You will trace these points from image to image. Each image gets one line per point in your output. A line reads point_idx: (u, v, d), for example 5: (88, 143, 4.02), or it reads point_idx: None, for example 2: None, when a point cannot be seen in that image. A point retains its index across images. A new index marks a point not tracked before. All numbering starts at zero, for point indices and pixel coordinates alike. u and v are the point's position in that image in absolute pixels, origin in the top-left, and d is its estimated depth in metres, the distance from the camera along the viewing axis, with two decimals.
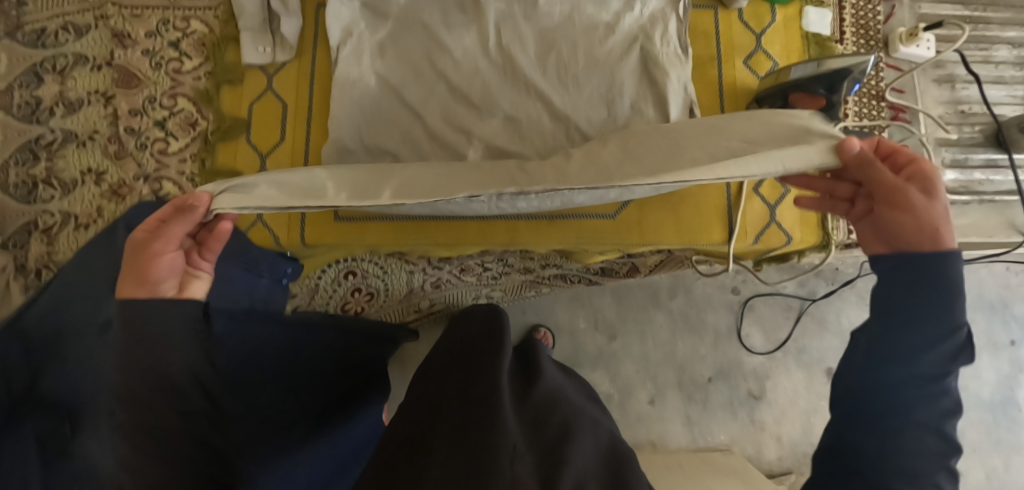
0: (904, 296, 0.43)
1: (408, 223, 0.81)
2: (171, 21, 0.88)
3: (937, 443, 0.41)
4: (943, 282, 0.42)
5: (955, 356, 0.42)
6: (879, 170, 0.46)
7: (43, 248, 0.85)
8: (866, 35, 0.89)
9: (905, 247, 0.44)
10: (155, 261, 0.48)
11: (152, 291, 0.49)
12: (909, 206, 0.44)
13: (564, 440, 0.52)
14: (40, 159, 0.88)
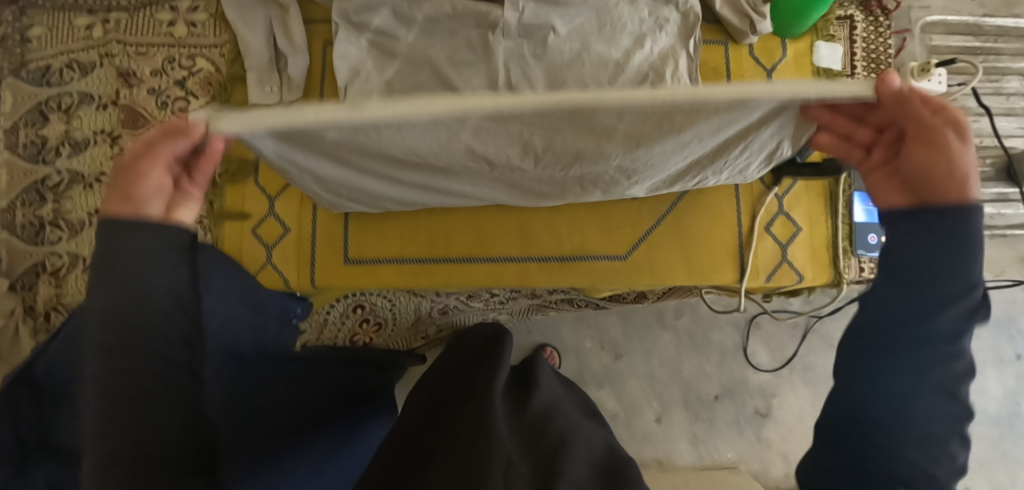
0: (910, 245, 0.35)
1: (418, 266, 0.80)
2: (177, 59, 0.88)
3: (949, 408, 0.35)
4: (964, 230, 0.34)
5: (973, 315, 0.34)
6: (916, 106, 0.36)
7: (51, 290, 0.86)
8: (878, 68, 0.88)
9: (929, 200, 0.35)
10: (140, 177, 0.36)
11: (135, 211, 0.36)
12: (938, 150, 0.35)
13: (559, 453, 0.50)
14: (45, 200, 0.87)
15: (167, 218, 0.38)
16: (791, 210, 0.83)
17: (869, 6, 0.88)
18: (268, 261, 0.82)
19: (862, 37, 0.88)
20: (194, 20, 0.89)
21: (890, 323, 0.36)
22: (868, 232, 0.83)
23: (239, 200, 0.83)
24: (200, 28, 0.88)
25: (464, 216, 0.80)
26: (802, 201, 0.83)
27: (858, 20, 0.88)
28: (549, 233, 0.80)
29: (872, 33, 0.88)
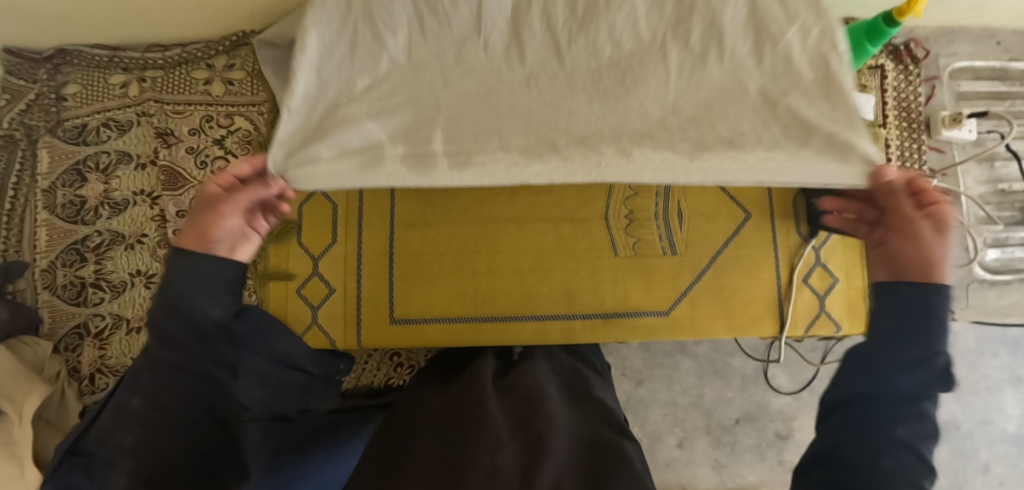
0: (907, 322, 0.45)
1: (465, 325, 0.82)
2: (215, 117, 0.89)
3: (915, 459, 0.40)
4: (936, 311, 0.45)
5: (930, 385, 0.42)
6: (897, 201, 0.50)
7: (95, 351, 0.86)
8: (907, 117, 0.90)
9: (902, 275, 0.48)
10: (218, 221, 0.51)
11: (207, 247, 0.51)
12: (915, 237, 0.48)
13: (549, 429, 0.51)
14: (87, 260, 0.87)
15: (228, 254, 0.53)
16: (828, 262, 0.84)
17: (899, 55, 0.90)
18: (314, 321, 0.84)
19: (893, 87, 0.90)
20: (232, 78, 0.89)
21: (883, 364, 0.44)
22: None
23: (283, 261, 0.84)
24: (238, 86, 0.89)
25: (508, 275, 0.83)
26: (839, 253, 0.85)
27: (888, 69, 0.90)
28: (591, 290, 0.82)
29: (902, 82, 0.90)
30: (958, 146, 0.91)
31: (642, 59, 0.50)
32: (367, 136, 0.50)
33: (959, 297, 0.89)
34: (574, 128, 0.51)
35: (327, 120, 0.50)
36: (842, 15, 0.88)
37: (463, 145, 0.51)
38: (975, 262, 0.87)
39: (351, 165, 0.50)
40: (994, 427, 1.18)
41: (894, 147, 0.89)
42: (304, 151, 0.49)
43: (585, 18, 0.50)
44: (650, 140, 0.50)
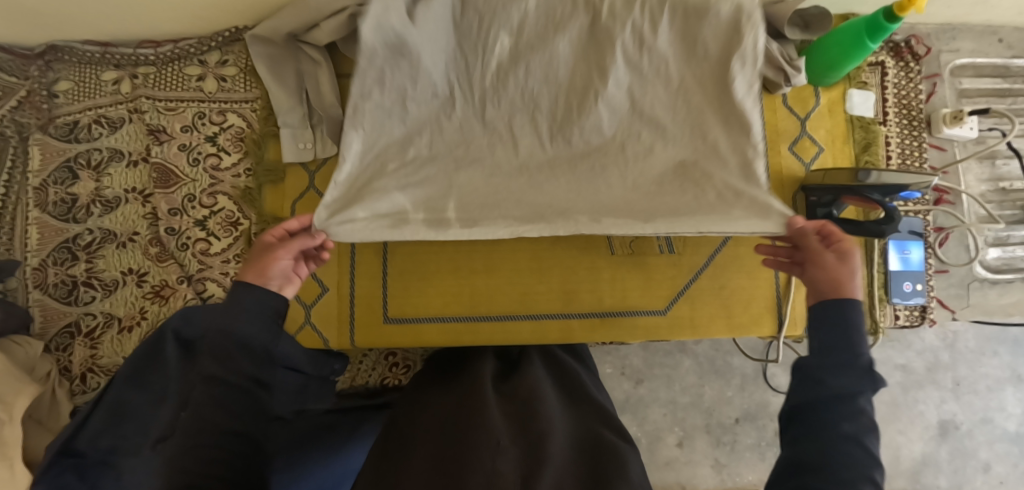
0: (830, 325, 0.49)
1: (461, 325, 0.81)
2: (208, 114, 0.88)
3: (860, 452, 0.43)
4: (848, 319, 0.49)
5: (865, 382, 0.45)
6: (810, 241, 0.56)
7: (86, 351, 0.85)
8: (909, 114, 0.89)
9: (823, 293, 0.52)
10: (275, 262, 0.59)
11: (263, 282, 0.58)
12: (823, 264, 0.53)
13: (549, 436, 0.50)
14: (78, 258, 0.86)
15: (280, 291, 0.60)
16: None
17: (899, 52, 0.89)
18: (307, 320, 0.83)
19: (893, 83, 0.89)
20: (224, 74, 0.88)
21: (823, 365, 0.47)
22: (903, 280, 0.84)
23: None
24: (230, 83, 0.88)
25: (505, 274, 0.82)
26: None
27: (889, 65, 0.89)
28: (590, 290, 0.81)
29: (903, 79, 0.89)
30: (960, 144, 0.90)
31: (603, 151, 0.72)
32: (395, 203, 0.69)
33: (961, 296, 0.88)
34: (556, 197, 0.70)
35: (364, 190, 0.68)
36: (842, 11, 0.87)
37: (470, 212, 0.69)
38: (975, 261, 0.87)
39: (383, 224, 0.67)
40: (995, 427, 1.17)
41: (895, 145, 0.88)
42: (345, 212, 0.65)
43: (562, 123, 0.72)
44: (620, 212, 0.68)
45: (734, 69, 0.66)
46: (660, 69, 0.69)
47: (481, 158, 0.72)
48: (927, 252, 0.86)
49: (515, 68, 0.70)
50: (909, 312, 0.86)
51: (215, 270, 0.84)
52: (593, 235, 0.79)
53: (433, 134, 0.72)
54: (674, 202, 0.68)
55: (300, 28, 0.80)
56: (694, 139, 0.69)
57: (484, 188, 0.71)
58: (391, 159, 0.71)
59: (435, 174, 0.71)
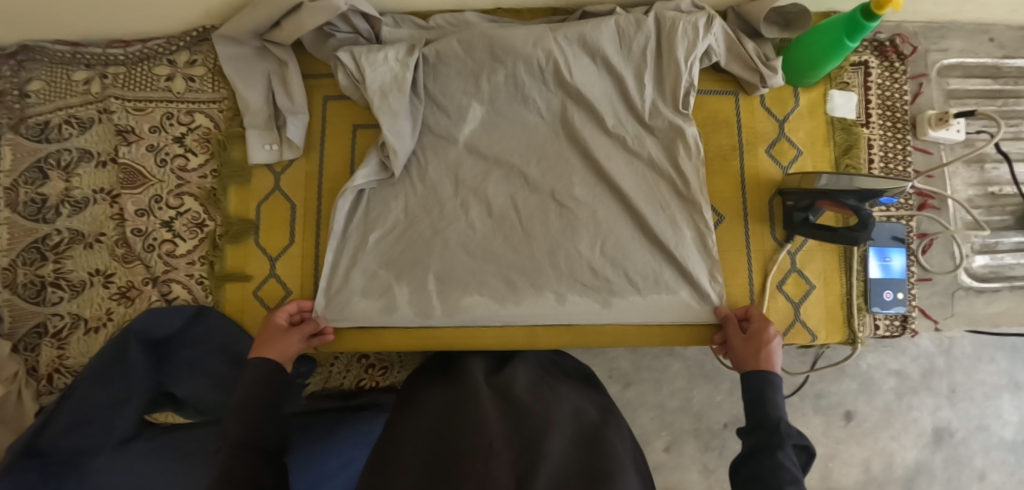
0: (754, 393, 0.63)
1: (424, 331, 0.79)
2: (175, 114, 0.87)
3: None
4: (765, 381, 0.63)
5: (783, 434, 0.57)
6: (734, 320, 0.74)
7: (53, 351, 0.84)
8: (893, 116, 0.86)
9: (753, 361, 0.67)
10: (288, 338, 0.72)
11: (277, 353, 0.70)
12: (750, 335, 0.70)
13: (545, 432, 0.53)
14: (47, 259, 0.86)
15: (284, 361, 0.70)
16: (805, 267, 0.81)
17: (884, 51, 0.86)
18: None
19: (877, 84, 0.86)
20: (192, 74, 0.87)
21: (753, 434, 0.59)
22: (883, 288, 0.81)
23: (240, 262, 0.83)
24: (198, 83, 0.87)
25: None
26: (818, 257, 0.81)
27: (872, 65, 0.86)
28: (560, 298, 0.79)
29: (887, 79, 0.86)
30: (946, 146, 0.87)
31: (574, 217, 0.78)
32: (378, 281, 0.79)
33: (945, 305, 0.84)
34: (530, 274, 0.77)
35: (349, 273, 0.79)
36: (823, 8, 0.84)
37: (449, 291, 0.78)
38: (961, 269, 0.83)
39: (377, 307, 0.78)
40: (991, 434, 1.13)
41: (877, 148, 0.85)
42: (342, 301, 0.78)
43: (535, 194, 0.78)
44: (583, 283, 0.77)
45: (683, 162, 0.77)
46: (618, 141, 0.78)
47: (454, 220, 0.78)
48: (910, 259, 0.83)
49: (487, 133, 0.79)
50: (890, 321, 0.83)
51: (180, 272, 0.83)
52: (568, 269, 0.77)
53: (409, 204, 0.79)
54: (629, 259, 0.77)
55: (262, 27, 0.79)
56: (653, 209, 0.78)
57: (454, 261, 0.78)
58: (372, 228, 0.79)
59: (415, 248, 0.78)
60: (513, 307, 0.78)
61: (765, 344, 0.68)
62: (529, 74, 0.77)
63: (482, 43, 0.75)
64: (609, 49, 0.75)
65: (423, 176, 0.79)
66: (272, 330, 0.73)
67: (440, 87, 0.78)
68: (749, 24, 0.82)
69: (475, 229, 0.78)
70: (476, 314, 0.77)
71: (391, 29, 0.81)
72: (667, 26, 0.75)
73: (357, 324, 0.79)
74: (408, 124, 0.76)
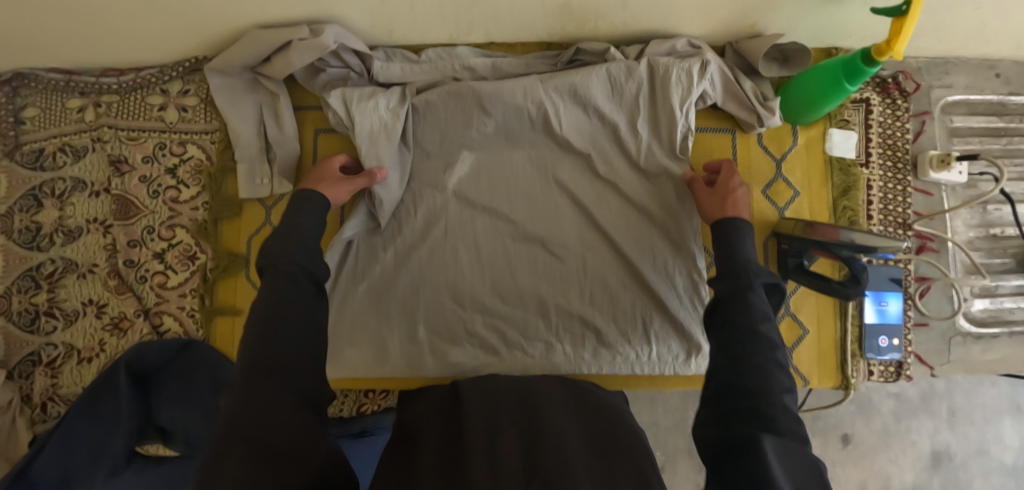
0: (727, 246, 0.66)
1: (410, 377, 0.80)
2: (168, 144, 0.87)
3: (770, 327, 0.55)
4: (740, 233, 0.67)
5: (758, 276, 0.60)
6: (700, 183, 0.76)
7: (46, 380, 0.85)
8: (894, 155, 0.84)
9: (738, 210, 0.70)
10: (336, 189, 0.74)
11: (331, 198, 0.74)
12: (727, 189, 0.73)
13: (544, 414, 0.58)
14: (41, 288, 0.87)
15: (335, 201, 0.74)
16: (798, 311, 0.79)
17: (886, 88, 0.84)
18: None
19: (878, 122, 0.84)
20: (185, 104, 0.87)
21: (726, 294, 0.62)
22: (878, 334, 0.80)
23: (230, 296, 0.83)
24: (191, 113, 0.87)
25: None
26: (811, 302, 0.79)
27: (873, 103, 0.84)
28: (548, 340, 0.79)
29: (889, 117, 0.84)
30: (948, 187, 0.85)
31: (560, 265, 0.80)
32: (369, 329, 0.80)
33: (941, 352, 0.82)
34: (517, 324, 0.79)
35: (341, 319, 0.81)
36: (824, 44, 0.81)
37: (438, 340, 0.80)
38: (958, 315, 0.82)
39: (367, 356, 0.80)
40: (991, 458, 1.12)
41: (876, 189, 0.83)
42: (336, 353, 0.80)
43: (525, 238, 0.80)
44: (570, 328, 0.79)
45: (679, 208, 0.79)
46: (606, 186, 0.80)
47: (444, 269, 0.80)
48: (907, 304, 0.81)
49: (476, 181, 0.81)
50: (884, 368, 0.81)
51: (171, 304, 0.84)
52: (554, 315, 0.79)
53: (398, 253, 0.81)
54: (615, 302, 0.79)
55: (254, 61, 0.80)
56: (646, 253, 0.79)
57: (443, 310, 0.80)
58: (361, 279, 0.81)
59: (404, 296, 0.80)
60: (502, 358, 0.79)
61: (732, 198, 0.72)
62: (518, 121, 0.79)
63: (469, 93, 0.77)
64: (600, 98, 0.77)
65: (412, 223, 0.81)
66: (323, 173, 0.76)
67: (428, 133, 0.80)
68: (746, 60, 0.81)
69: (465, 275, 0.80)
70: (465, 365, 0.79)
71: (382, 62, 0.81)
72: (660, 73, 0.75)
73: (345, 375, 0.80)
74: (396, 173, 0.79)
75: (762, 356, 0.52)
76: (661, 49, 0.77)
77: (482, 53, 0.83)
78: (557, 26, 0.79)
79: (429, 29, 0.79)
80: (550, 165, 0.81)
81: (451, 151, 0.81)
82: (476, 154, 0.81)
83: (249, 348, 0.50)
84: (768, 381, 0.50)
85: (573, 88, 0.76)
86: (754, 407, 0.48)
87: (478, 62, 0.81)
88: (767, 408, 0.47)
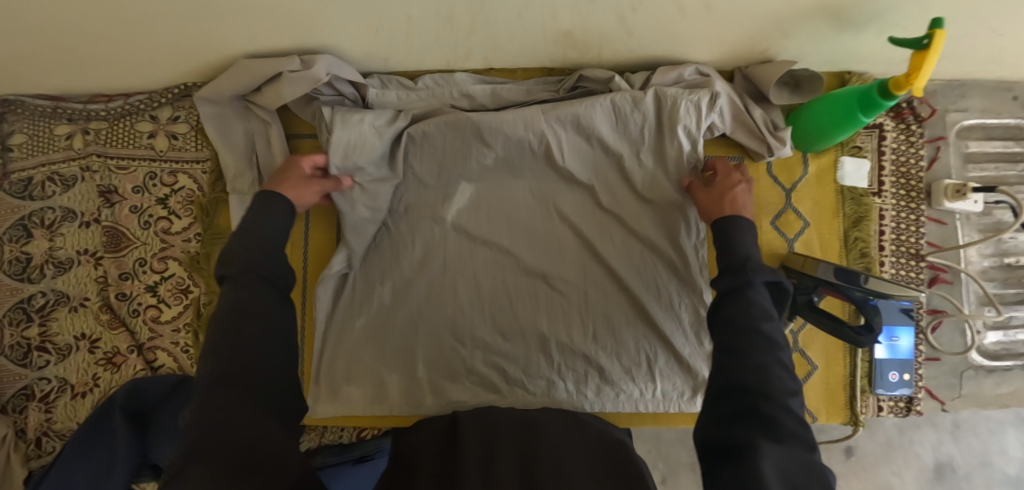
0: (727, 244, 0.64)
1: (410, 414, 0.79)
2: (158, 174, 0.85)
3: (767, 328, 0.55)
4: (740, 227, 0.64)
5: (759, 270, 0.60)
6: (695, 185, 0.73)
7: (40, 415, 0.84)
8: (907, 184, 0.81)
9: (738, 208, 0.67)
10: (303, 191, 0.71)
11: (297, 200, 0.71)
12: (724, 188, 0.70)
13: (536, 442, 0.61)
14: (32, 321, 0.85)
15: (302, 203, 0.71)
16: (807, 347, 0.77)
17: (900, 113, 0.81)
18: None
19: (891, 148, 0.81)
20: (175, 131, 0.85)
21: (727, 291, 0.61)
22: (888, 369, 0.78)
23: None
24: (181, 141, 0.85)
25: None
26: (819, 338, 0.77)
27: (887, 128, 0.81)
28: (550, 377, 0.77)
29: (902, 143, 0.81)
30: (963, 216, 0.82)
31: (562, 300, 0.78)
32: (367, 366, 0.79)
33: (952, 386, 0.80)
34: (518, 361, 0.77)
35: (338, 355, 0.79)
36: (837, 68, 0.78)
37: (438, 378, 0.78)
38: (971, 350, 0.79)
39: (366, 393, 0.78)
40: (995, 470, 1.10)
41: (889, 219, 0.80)
42: (336, 389, 0.79)
43: (526, 272, 0.78)
44: (573, 365, 0.77)
45: (685, 241, 0.76)
46: (609, 218, 0.78)
47: (443, 304, 0.78)
48: (918, 338, 0.79)
49: (476, 213, 0.79)
50: (894, 403, 0.79)
51: (165, 339, 0.82)
52: (556, 351, 0.77)
53: (396, 287, 0.79)
54: (618, 338, 0.77)
55: (245, 90, 0.77)
56: (650, 287, 0.77)
57: (441, 347, 0.78)
58: (358, 314, 0.79)
59: (402, 333, 0.78)
60: (503, 396, 0.77)
61: (731, 195, 0.69)
62: (519, 152, 0.76)
63: (468, 124, 0.74)
64: (603, 129, 0.74)
65: (409, 256, 0.79)
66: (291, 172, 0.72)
67: (426, 164, 0.77)
68: (755, 86, 0.77)
69: (465, 311, 0.78)
70: (466, 403, 0.77)
71: (377, 90, 0.79)
72: (666, 105, 0.72)
73: (343, 413, 0.79)
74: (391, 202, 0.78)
75: (762, 358, 0.53)
76: (667, 78, 0.75)
77: (481, 80, 0.80)
78: (559, 53, 0.76)
79: (425, 56, 0.76)
80: (551, 195, 0.79)
81: (449, 182, 0.78)
82: (474, 184, 0.79)
83: (229, 359, 0.53)
84: (770, 383, 0.51)
85: (576, 119, 0.73)
86: (754, 410, 0.49)
87: (478, 89, 0.78)
88: (768, 410, 0.49)
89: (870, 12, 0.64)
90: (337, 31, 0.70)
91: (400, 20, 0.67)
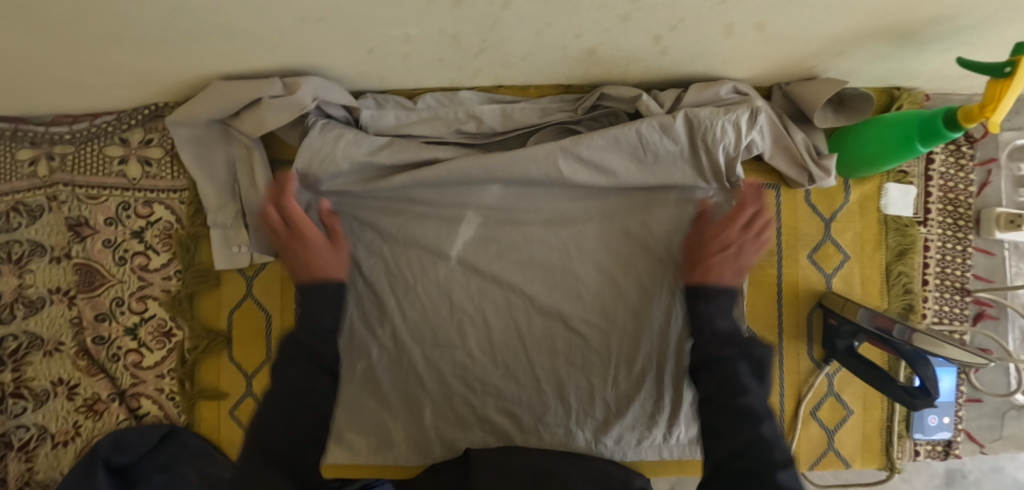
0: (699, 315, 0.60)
1: (416, 465, 0.74)
2: (132, 204, 0.77)
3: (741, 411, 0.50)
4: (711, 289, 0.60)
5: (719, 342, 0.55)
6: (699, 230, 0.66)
7: (20, 465, 0.77)
8: (955, 211, 0.74)
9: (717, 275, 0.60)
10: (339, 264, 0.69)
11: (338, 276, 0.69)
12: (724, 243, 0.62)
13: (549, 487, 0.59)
14: (3, 366, 0.77)
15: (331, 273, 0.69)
16: (843, 391, 0.73)
17: None
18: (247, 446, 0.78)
19: (940, 172, 0.74)
20: (148, 156, 0.76)
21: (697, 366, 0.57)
22: (928, 415, 0.73)
23: (212, 378, 0.78)
24: (156, 167, 0.77)
25: None
26: (856, 381, 0.73)
27: (936, 151, 0.73)
28: (565, 426, 0.72)
29: (952, 166, 0.74)
30: (1011, 245, 0.75)
31: (580, 345, 0.72)
32: (370, 412, 0.73)
33: (993, 428, 0.76)
34: (532, 410, 0.72)
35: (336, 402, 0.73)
36: (887, 84, 0.69)
37: (444, 428, 0.73)
38: (1018, 393, 0.74)
39: (370, 444, 0.74)
40: (1005, 476, 0.93)
41: (934, 250, 0.74)
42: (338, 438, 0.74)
43: (539, 313, 0.72)
44: (592, 413, 0.72)
45: None
46: (629, 254, 0.71)
47: (450, 350, 0.72)
48: (960, 378, 0.74)
49: (485, 248, 0.71)
50: (932, 447, 0.76)
51: (148, 385, 0.77)
52: (573, 398, 0.72)
53: (397, 330, 0.72)
54: (638, 384, 0.71)
55: (224, 114, 0.68)
56: (675, 327, 0.71)
57: (450, 396, 0.72)
58: (357, 360, 0.73)
59: (407, 379, 0.73)
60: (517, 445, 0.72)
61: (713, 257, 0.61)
62: (526, 185, 0.70)
63: (476, 158, 0.67)
64: (626, 159, 0.66)
65: (411, 298, 0.72)
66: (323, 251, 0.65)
67: (432, 195, 0.70)
68: (797, 106, 0.69)
69: (474, 359, 0.72)
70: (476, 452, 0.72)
71: (372, 111, 0.70)
72: (701, 128, 0.64)
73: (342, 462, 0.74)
74: (387, 238, 0.71)
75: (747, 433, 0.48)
76: (703, 96, 0.66)
77: (489, 98, 0.72)
78: (578, 70, 0.67)
79: (426, 75, 0.67)
80: (567, 228, 0.71)
81: (453, 214, 0.71)
82: (480, 214, 0.71)
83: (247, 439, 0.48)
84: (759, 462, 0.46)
85: (595, 151, 0.65)
86: None
87: (486, 110, 0.70)
88: None
89: (941, 29, 0.56)
90: (328, 52, 0.61)
91: (398, 40, 0.58)
